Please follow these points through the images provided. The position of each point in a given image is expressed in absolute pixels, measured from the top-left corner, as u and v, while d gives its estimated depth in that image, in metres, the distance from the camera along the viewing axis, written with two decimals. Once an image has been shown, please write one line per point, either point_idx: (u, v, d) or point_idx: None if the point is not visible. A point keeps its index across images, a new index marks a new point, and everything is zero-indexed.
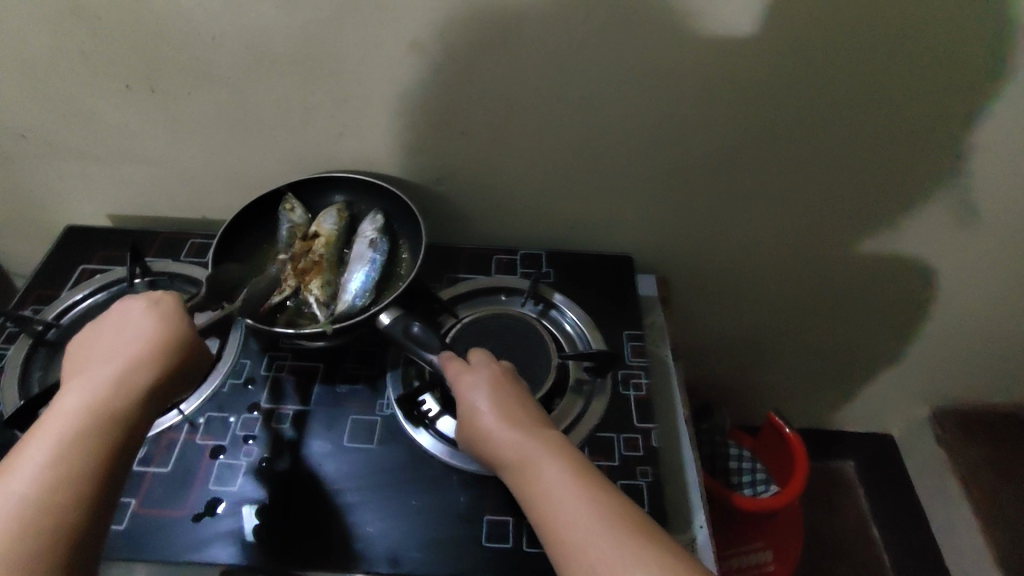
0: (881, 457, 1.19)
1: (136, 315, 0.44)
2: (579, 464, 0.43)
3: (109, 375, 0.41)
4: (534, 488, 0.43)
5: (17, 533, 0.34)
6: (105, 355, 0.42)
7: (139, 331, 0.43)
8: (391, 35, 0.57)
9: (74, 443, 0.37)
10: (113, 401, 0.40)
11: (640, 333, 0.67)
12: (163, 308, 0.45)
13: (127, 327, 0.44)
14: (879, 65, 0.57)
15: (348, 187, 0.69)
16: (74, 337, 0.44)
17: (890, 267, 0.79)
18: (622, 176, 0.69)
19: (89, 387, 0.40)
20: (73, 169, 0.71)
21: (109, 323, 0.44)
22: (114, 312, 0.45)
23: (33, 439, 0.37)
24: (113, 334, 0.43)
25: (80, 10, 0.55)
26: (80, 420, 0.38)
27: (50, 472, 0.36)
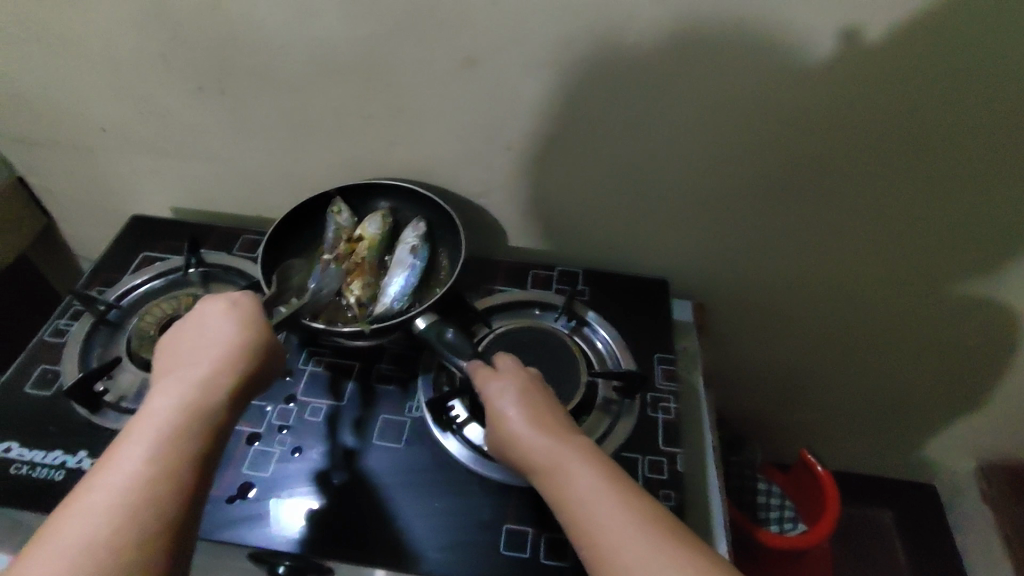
0: (923, 508, 1.14)
1: (217, 315, 0.48)
2: (610, 470, 0.45)
3: (198, 377, 0.44)
4: (565, 492, 0.44)
5: (125, 523, 0.36)
6: (190, 360, 0.45)
7: (220, 335, 0.47)
8: (446, 51, 0.59)
9: (171, 438, 0.40)
10: (202, 401, 0.43)
11: (672, 357, 0.67)
12: (240, 308, 0.49)
13: (207, 334, 0.47)
14: (936, 102, 0.56)
15: (395, 194, 0.71)
16: (160, 339, 0.48)
17: (939, 309, 0.77)
18: (663, 199, 0.70)
19: (180, 382, 0.43)
20: (143, 162, 0.76)
21: (188, 332, 0.47)
22: (192, 321, 0.48)
23: (129, 437, 0.40)
24: (195, 341, 0.47)
25: (163, 16, 0.60)
26: (174, 418, 0.41)
27: (150, 465, 0.38)
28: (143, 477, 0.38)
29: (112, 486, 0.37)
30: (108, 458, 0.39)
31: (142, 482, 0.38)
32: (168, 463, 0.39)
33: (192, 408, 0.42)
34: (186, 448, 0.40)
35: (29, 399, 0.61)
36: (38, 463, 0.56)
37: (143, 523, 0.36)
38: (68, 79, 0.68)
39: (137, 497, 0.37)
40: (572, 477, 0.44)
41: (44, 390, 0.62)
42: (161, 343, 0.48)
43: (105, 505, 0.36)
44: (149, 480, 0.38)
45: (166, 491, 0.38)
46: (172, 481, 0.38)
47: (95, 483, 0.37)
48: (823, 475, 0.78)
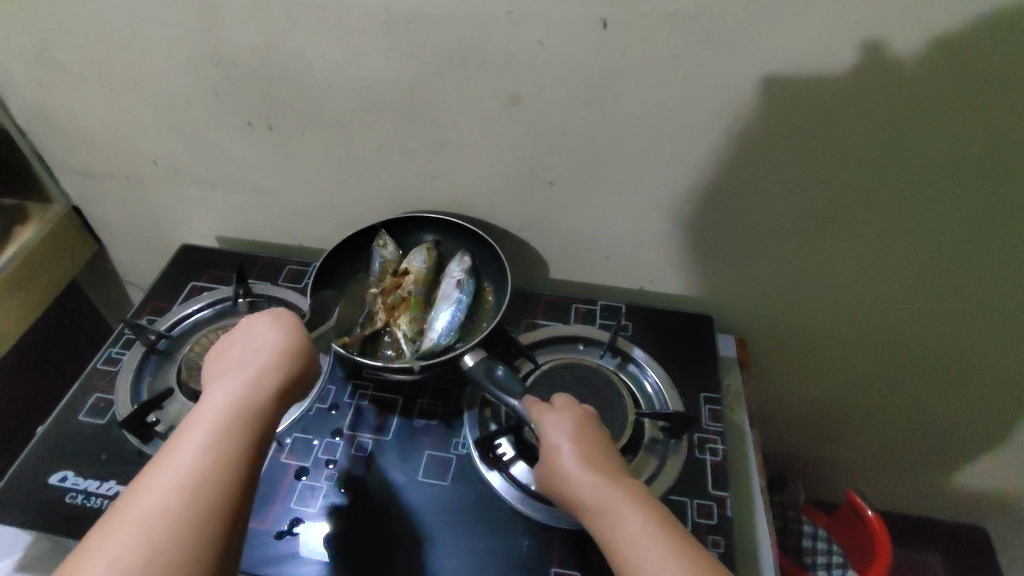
0: (973, 553, 1.10)
1: (264, 326, 0.50)
2: (661, 515, 0.44)
3: (245, 377, 0.45)
4: (620, 532, 0.43)
5: (178, 515, 0.37)
6: (240, 363, 0.46)
7: (266, 343, 0.48)
8: (493, 90, 0.59)
9: (221, 432, 0.41)
10: (252, 398, 0.44)
11: (718, 396, 0.66)
12: (284, 321, 0.51)
13: (257, 340, 0.49)
14: (996, 143, 0.54)
15: (440, 228, 0.72)
16: (213, 345, 0.50)
17: (994, 349, 0.74)
18: (706, 235, 0.69)
19: (231, 384, 0.44)
20: (193, 194, 0.78)
21: (238, 339, 0.49)
22: (241, 330, 0.49)
23: (183, 432, 0.41)
24: (244, 346, 0.48)
25: (219, 56, 0.61)
26: (223, 415, 0.42)
27: (202, 460, 0.39)
28: (195, 470, 0.39)
29: (167, 479, 0.38)
30: (164, 452, 0.40)
31: (193, 475, 0.38)
32: (218, 457, 0.39)
33: (241, 404, 0.43)
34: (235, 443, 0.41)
35: (82, 427, 0.62)
36: (91, 493, 0.57)
37: (196, 515, 0.37)
38: (125, 116, 0.70)
39: (189, 489, 0.38)
40: (622, 516, 0.44)
41: (97, 418, 0.63)
42: (213, 351, 0.50)
43: (160, 498, 0.37)
44: (201, 473, 0.39)
45: (217, 484, 0.38)
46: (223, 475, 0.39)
47: (149, 478, 0.38)
48: (872, 519, 0.75)
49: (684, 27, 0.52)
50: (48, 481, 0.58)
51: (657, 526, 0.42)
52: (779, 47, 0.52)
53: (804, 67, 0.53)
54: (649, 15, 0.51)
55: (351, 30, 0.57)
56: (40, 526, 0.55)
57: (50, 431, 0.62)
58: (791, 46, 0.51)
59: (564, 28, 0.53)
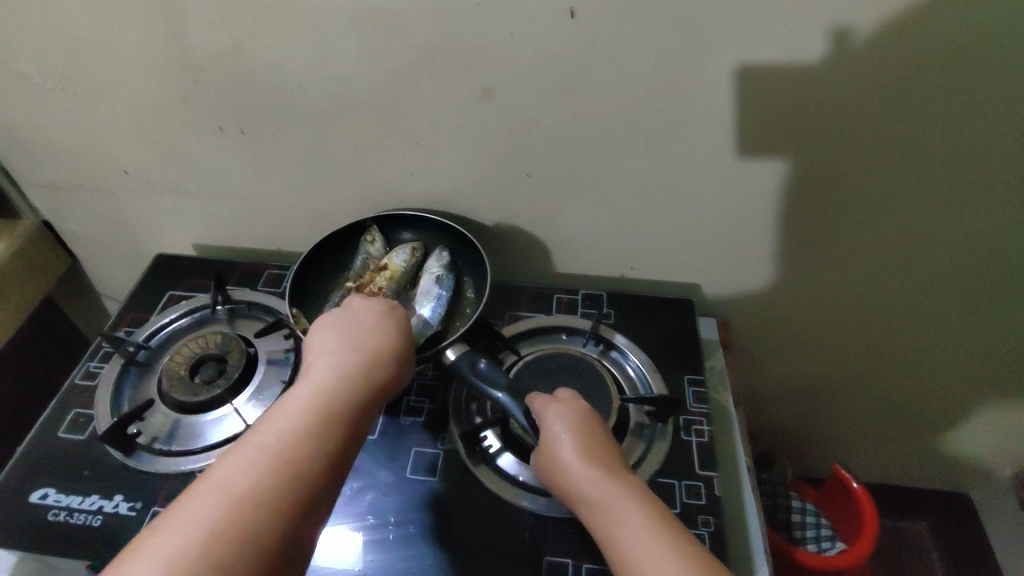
0: (954, 518, 1.12)
1: (377, 316, 0.54)
2: (657, 513, 0.44)
3: (339, 366, 0.47)
4: (613, 531, 0.44)
5: (253, 497, 0.38)
6: (334, 349, 0.49)
7: (376, 330, 0.52)
8: (465, 83, 0.59)
9: (305, 419, 0.43)
10: (355, 381, 0.47)
11: (702, 378, 0.66)
12: (395, 315, 0.55)
13: (368, 327, 0.52)
14: (964, 114, 0.55)
15: (417, 225, 0.72)
16: (321, 321, 0.53)
17: (967, 318, 0.76)
18: (683, 220, 0.70)
19: (339, 365, 0.47)
20: (167, 202, 0.77)
21: (338, 326, 0.52)
22: (357, 312, 0.54)
23: (291, 404, 0.44)
24: (343, 336, 0.50)
25: (186, 59, 0.61)
26: (311, 401, 0.44)
27: (308, 426, 0.43)
28: (282, 452, 0.41)
29: (270, 442, 0.41)
30: (271, 420, 0.43)
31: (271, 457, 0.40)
32: (297, 444, 0.41)
33: (330, 393, 0.45)
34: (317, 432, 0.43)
35: (63, 443, 0.61)
36: (74, 509, 0.56)
37: (271, 503, 0.39)
38: (91, 125, 0.69)
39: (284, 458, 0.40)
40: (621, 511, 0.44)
41: (77, 433, 0.62)
42: (316, 328, 0.53)
43: (269, 451, 0.41)
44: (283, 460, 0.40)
45: (312, 459, 0.41)
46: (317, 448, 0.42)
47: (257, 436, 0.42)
48: (858, 491, 0.78)
49: (653, 13, 0.52)
50: (29, 499, 0.57)
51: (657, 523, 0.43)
52: (747, 30, 0.52)
53: (773, 50, 0.53)
54: (619, 4, 0.52)
55: (321, 29, 0.56)
56: (24, 546, 0.54)
57: (29, 450, 0.61)
58: (758, 27, 0.52)
59: (534, 19, 0.54)
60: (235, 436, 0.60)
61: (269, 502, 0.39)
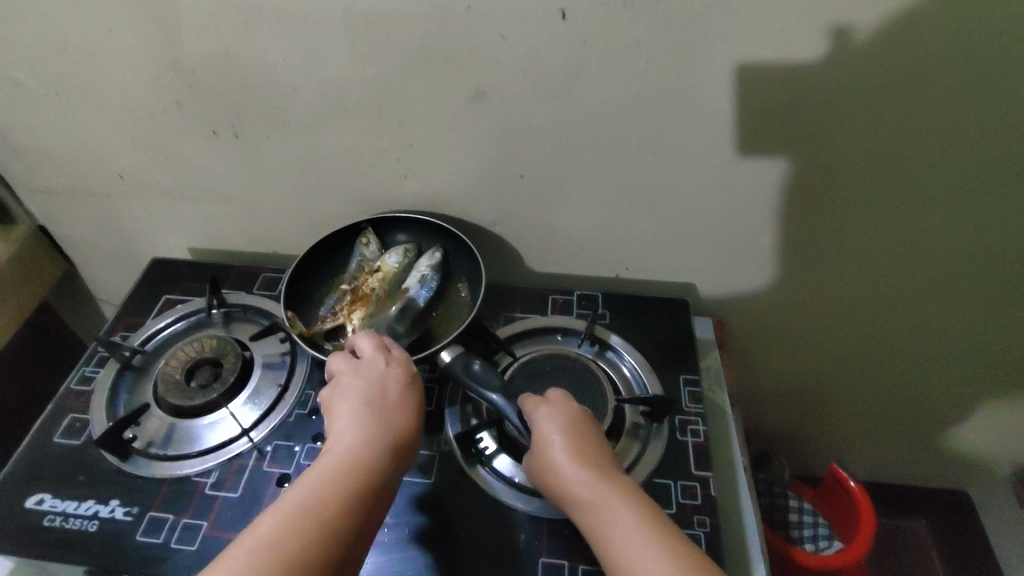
0: (953, 516, 1.12)
1: (400, 385, 0.54)
2: (649, 511, 0.45)
3: (370, 433, 0.49)
4: (606, 533, 0.44)
5: (288, 563, 0.39)
6: (363, 413, 0.50)
7: (400, 403, 0.53)
8: (456, 85, 0.59)
9: (339, 487, 0.44)
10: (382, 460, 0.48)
11: (697, 378, 0.66)
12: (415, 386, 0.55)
13: (393, 399, 0.53)
14: (956, 111, 0.55)
15: (411, 227, 0.73)
16: (344, 383, 0.53)
17: (962, 316, 0.76)
18: (677, 220, 0.70)
19: (367, 442, 0.48)
20: (162, 206, 0.77)
21: (365, 387, 0.53)
22: (381, 378, 0.54)
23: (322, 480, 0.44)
24: (367, 402, 0.52)
25: (179, 64, 0.61)
26: (344, 469, 0.46)
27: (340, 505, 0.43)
28: (316, 529, 0.41)
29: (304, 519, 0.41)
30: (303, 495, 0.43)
31: (304, 525, 0.41)
32: (332, 512, 0.42)
33: (362, 462, 0.47)
34: (348, 503, 0.44)
35: (58, 448, 0.61)
36: (70, 514, 0.56)
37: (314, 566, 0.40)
38: (85, 130, 0.69)
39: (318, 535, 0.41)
40: (614, 513, 0.44)
41: (72, 439, 0.62)
42: (341, 393, 0.53)
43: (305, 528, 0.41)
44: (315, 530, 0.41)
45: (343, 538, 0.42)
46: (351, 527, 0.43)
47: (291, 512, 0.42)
48: (856, 490, 0.78)
49: (644, 14, 0.52)
50: (25, 505, 0.57)
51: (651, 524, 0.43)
52: (737, 32, 0.52)
53: (763, 49, 0.53)
54: (609, 4, 0.52)
55: (312, 32, 0.56)
56: (19, 552, 0.54)
57: (25, 455, 0.61)
58: (748, 28, 0.52)
59: (524, 20, 0.54)
60: (231, 440, 0.61)
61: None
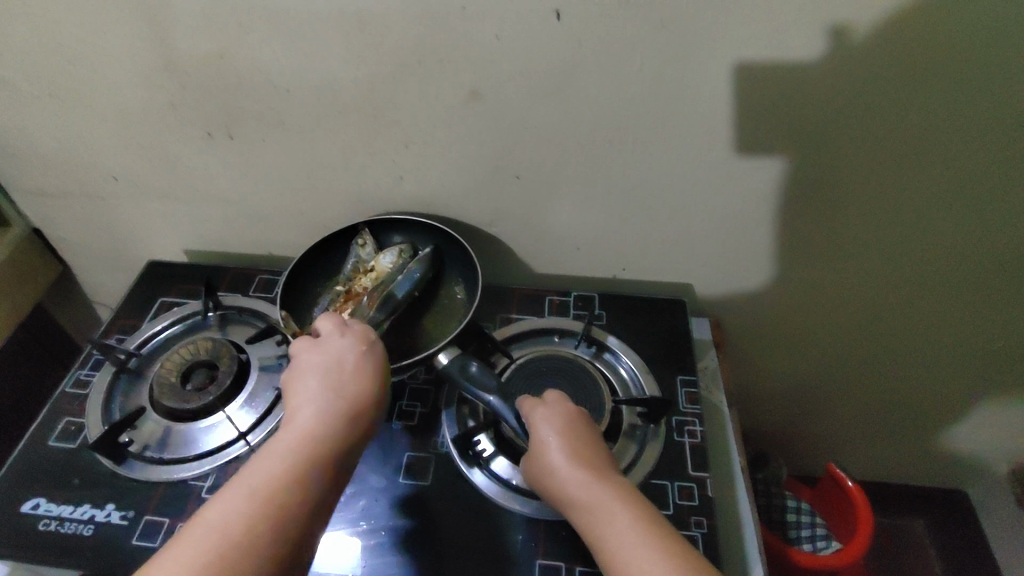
0: (951, 515, 1.13)
1: (355, 354, 0.51)
2: (646, 513, 0.45)
3: (321, 411, 0.47)
4: (599, 534, 0.44)
5: (225, 557, 0.39)
6: (315, 388, 0.48)
7: (355, 374, 0.50)
8: (451, 85, 0.59)
9: (282, 472, 0.43)
10: (334, 438, 0.46)
11: (694, 378, 0.66)
12: (374, 352, 0.52)
13: (346, 370, 0.50)
14: (951, 110, 0.55)
15: (407, 229, 0.72)
16: (300, 358, 0.51)
17: (958, 315, 0.76)
18: (673, 220, 0.70)
19: (317, 421, 0.46)
20: (156, 208, 0.77)
21: (320, 360, 0.51)
22: (335, 350, 0.51)
23: (267, 466, 0.44)
24: (324, 372, 0.50)
25: (171, 65, 0.60)
26: (291, 452, 0.44)
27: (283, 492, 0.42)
28: (256, 520, 0.41)
29: (244, 510, 0.41)
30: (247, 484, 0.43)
31: (244, 518, 0.41)
32: (271, 501, 0.42)
33: (310, 443, 0.45)
34: (298, 488, 0.43)
35: (53, 452, 0.61)
36: (65, 518, 0.56)
37: (254, 557, 0.40)
38: (79, 132, 0.68)
39: (258, 526, 0.41)
40: (610, 515, 0.44)
41: (67, 442, 0.62)
42: (297, 369, 0.51)
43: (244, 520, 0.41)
44: (260, 520, 0.41)
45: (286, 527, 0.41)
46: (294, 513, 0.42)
47: (233, 503, 0.41)
48: (853, 490, 0.78)
49: (638, 14, 0.52)
50: (19, 509, 0.57)
51: (646, 526, 0.43)
52: (731, 32, 0.52)
53: (757, 49, 0.53)
54: (604, 4, 0.52)
55: (306, 33, 0.56)
56: (13, 556, 0.54)
57: (20, 459, 0.61)
58: (742, 27, 0.52)
59: (519, 20, 0.53)
60: (227, 444, 0.60)
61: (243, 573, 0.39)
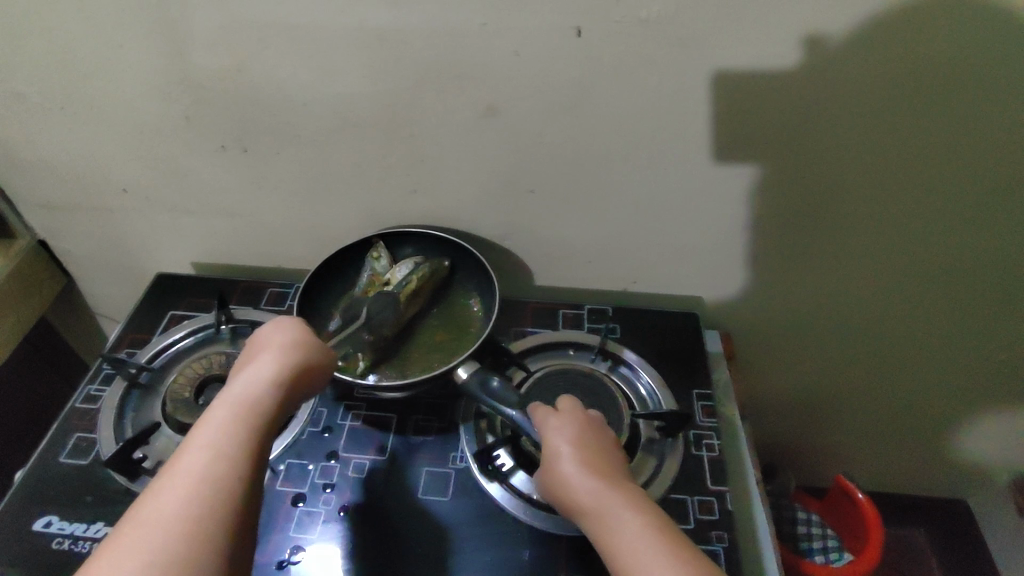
0: (953, 523, 1.13)
1: (269, 333, 0.51)
2: (660, 520, 0.45)
3: (241, 384, 0.46)
4: (612, 538, 0.44)
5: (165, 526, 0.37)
6: (234, 372, 0.48)
7: (272, 347, 0.49)
8: (469, 100, 0.59)
9: (203, 440, 0.42)
10: (257, 401, 0.45)
11: (710, 392, 0.67)
12: (288, 327, 0.52)
13: (262, 347, 0.49)
14: (962, 128, 0.56)
15: (424, 243, 0.72)
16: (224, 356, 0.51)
17: (963, 328, 0.77)
18: (685, 235, 0.70)
19: (236, 391, 0.45)
20: (166, 221, 0.76)
21: (241, 350, 0.50)
22: (251, 336, 0.51)
23: (191, 439, 0.42)
24: (243, 358, 0.49)
25: (187, 79, 0.60)
26: (214, 422, 0.43)
27: (209, 455, 0.41)
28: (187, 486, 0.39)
29: (174, 482, 0.39)
30: (173, 459, 0.41)
31: (174, 486, 0.39)
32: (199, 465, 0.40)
33: (231, 410, 0.44)
34: (229, 452, 0.41)
35: (65, 469, 0.60)
36: (79, 537, 0.55)
37: (192, 520, 0.37)
38: (91, 145, 0.68)
39: (191, 489, 0.39)
40: (621, 521, 0.44)
41: (79, 458, 0.61)
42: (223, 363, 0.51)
43: (173, 490, 0.39)
44: (194, 498, 0.38)
45: (222, 486, 0.39)
46: (226, 470, 0.40)
47: (163, 479, 0.40)
48: (862, 502, 0.79)
49: (656, 32, 0.53)
50: (31, 527, 0.56)
51: (657, 529, 0.43)
52: (747, 51, 0.53)
53: (773, 69, 0.54)
54: (623, 22, 0.52)
55: (324, 47, 0.56)
56: None
57: (30, 476, 0.60)
58: (758, 47, 0.53)
59: (538, 37, 0.54)
60: None
61: (184, 534, 0.37)
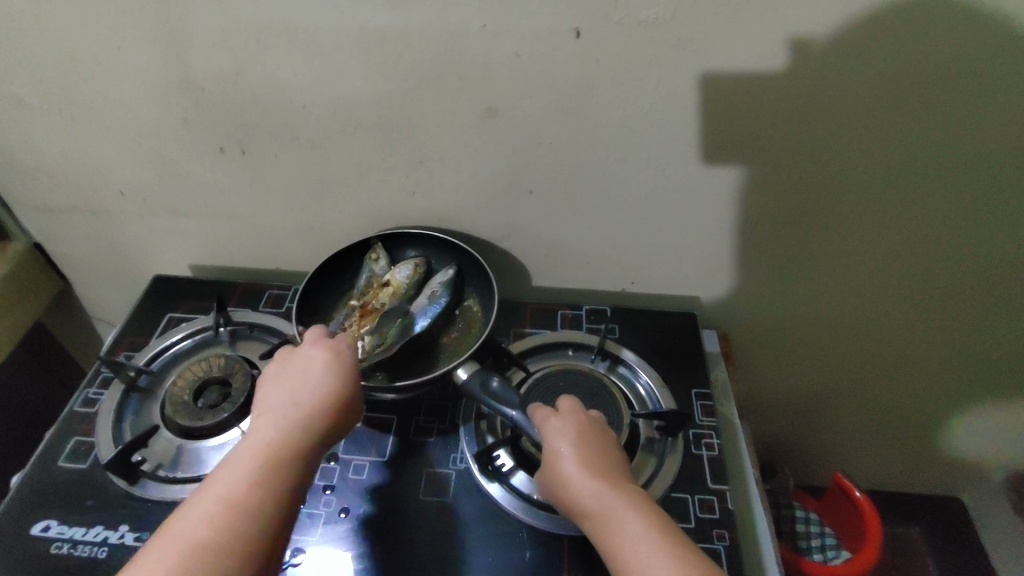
0: (949, 522, 1.14)
1: (318, 354, 0.53)
2: (661, 522, 0.45)
3: (285, 409, 0.48)
4: (614, 541, 0.44)
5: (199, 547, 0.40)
6: (279, 390, 0.50)
7: (319, 372, 0.51)
8: (469, 102, 0.59)
9: (246, 465, 0.44)
10: (300, 432, 0.47)
11: (709, 392, 0.67)
12: (337, 350, 0.53)
13: (310, 369, 0.51)
14: (957, 129, 0.57)
15: (423, 244, 0.72)
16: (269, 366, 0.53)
17: (958, 327, 0.78)
18: (684, 235, 0.70)
19: (280, 418, 0.48)
20: (164, 223, 0.76)
21: (286, 365, 0.52)
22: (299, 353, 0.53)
23: (234, 463, 0.45)
24: (288, 375, 0.51)
25: (186, 81, 0.60)
26: (257, 448, 0.45)
27: (250, 482, 0.43)
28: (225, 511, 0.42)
29: (212, 506, 0.42)
30: (214, 481, 0.44)
31: (212, 511, 0.42)
32: (237, 492, 0.43)
33: (275, 438, 0.46)
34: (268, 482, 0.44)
35: (63, 472, 0.60)
36: (78, 541, 0.55)
37: (225, 544, 0.41)
38: (88, 147, 0.68)
39: (228, 516, 0.42)
40: (623, 524, 0.45)
41: (78, 462, 0.61)
42: (266, 375, 0.53)
43: (210, 514, 0.42)
44: (230, 524, 0.41)
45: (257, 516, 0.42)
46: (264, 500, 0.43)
47: (202, 500, 0.42)
48: (861, 500, 0.79)
49: (655, 34, 0.53)
50: (30, 532, 0.56)
51: (658, 532, 0.43)
52: (745, 53, 0.53)
53: (771, 71, 0.54)
54: (623, 24, 0.52)
55: (325, 48, 0.56)
56: None
57: (29, 480, 0.59)
58: (756, 49, 0.53)
59: (538, 39, 0.54)
60: None
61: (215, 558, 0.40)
